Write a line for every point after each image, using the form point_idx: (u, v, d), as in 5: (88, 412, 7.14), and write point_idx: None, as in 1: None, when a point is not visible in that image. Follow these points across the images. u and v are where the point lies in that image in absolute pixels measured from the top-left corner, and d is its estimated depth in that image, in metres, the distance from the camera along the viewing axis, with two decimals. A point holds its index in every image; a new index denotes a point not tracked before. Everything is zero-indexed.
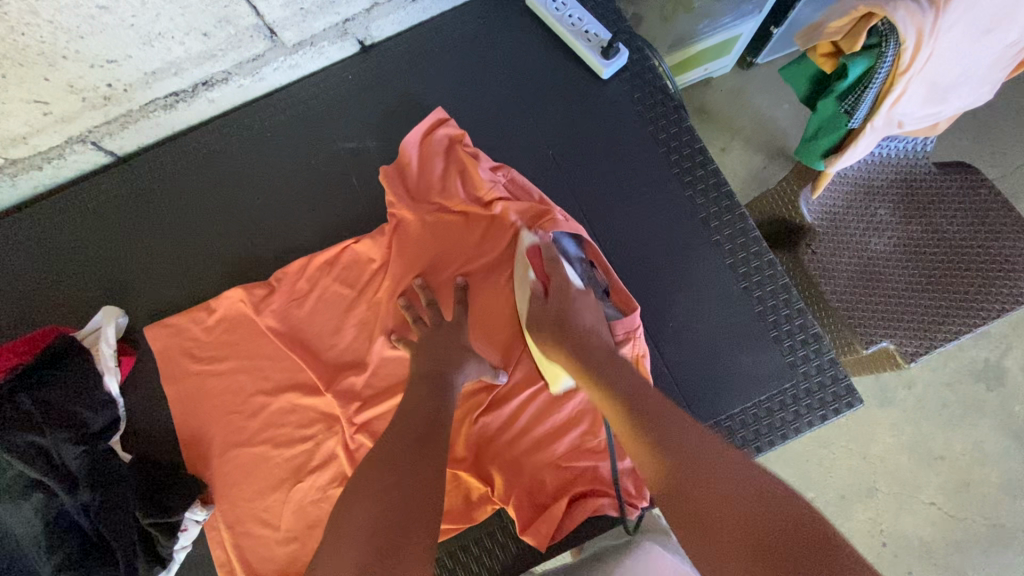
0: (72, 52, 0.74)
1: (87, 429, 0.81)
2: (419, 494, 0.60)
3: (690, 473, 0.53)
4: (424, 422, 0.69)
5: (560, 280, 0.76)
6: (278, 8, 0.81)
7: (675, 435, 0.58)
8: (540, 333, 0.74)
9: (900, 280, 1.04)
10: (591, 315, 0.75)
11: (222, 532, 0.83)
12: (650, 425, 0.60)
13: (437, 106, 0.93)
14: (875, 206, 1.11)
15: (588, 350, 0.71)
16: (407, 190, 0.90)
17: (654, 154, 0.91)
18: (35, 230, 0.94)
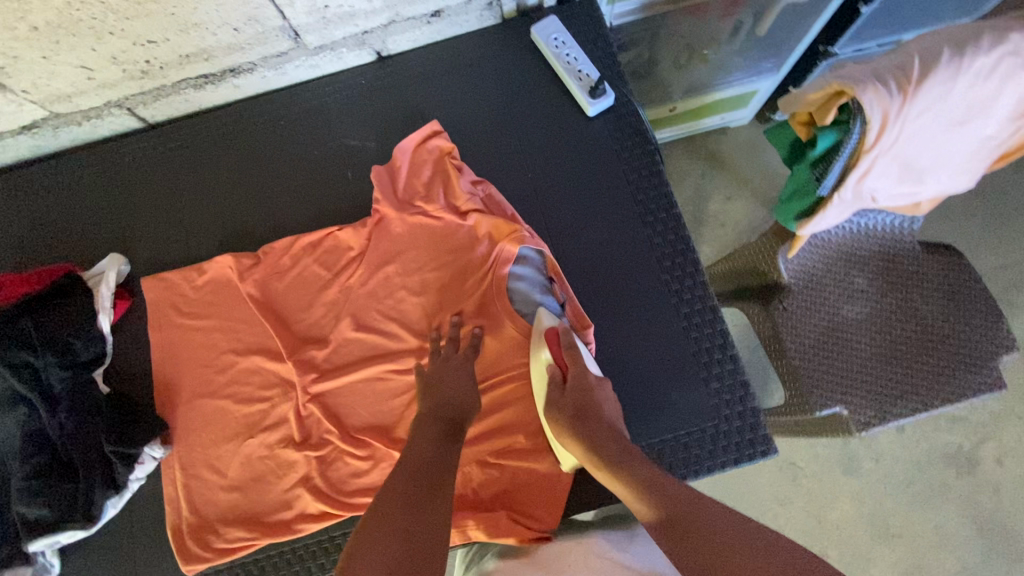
0: (119, 30, 0.85)
1: (76, 358, 0.91)
2: (429, 553, 0.61)
3: (706, 529, 0.58)
4: (430, 473, 0.72)
5: (577, 369, 0.80)
6: (302, 14, 0.91)
7: (697, 506, 0.61)
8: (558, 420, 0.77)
9: (862, 351, 1.13)
10: (606, 397, 0.79)
11: (175, 472, 0.91)
12: (667, 496, 0.63)
13: (433, 119, 1.02)
14: (853, 275, 1.19)
15: (600, 438, 0.73)
16: (394, 190, 0.98)
17: (623, 193, 0.97)
18: (68, 178, 1.06)
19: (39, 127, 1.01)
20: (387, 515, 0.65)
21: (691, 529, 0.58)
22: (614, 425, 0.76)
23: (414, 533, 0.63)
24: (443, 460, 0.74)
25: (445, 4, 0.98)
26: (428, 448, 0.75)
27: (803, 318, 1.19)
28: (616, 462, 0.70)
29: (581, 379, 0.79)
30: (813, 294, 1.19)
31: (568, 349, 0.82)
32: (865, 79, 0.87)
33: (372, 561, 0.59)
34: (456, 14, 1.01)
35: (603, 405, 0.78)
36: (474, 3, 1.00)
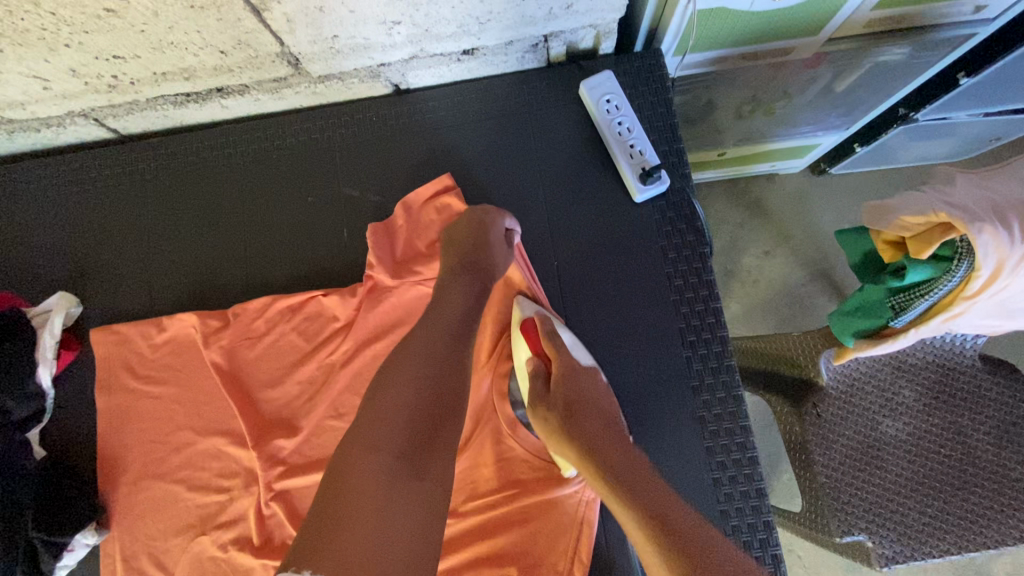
0: (75, 43, 0.69)
1: (8, 418, 0.78)
2: (446, 414, 0.62)
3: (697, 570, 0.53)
4: (455, 325, 0.68)
5: (562, 363, 0.74)
6: (305, 42, 0.74)
7: (694, 543, 0.56)
8: (549, 416, 0.72)
9: (904, 485, 0.87)
10: (598, 389, 0.74)
11: (114, 562, 0.79)
12: (657, 515, 0.59)
13: (447, 172, 0.87)
14: (901, 384, 0.92)
15: (600, 445, 0.68)
16: (393, 254, 0.83)
17: (664, 298, 0.81)
18: (21, 187, 0.91)
19: None
20: (407, 373, 0.63)
21: (704, 569, 0.53)
22: (612, 426, 0.70)
23: (433, 395, 0.62)
24: (461, 322, 0.69)
25: (481, 43, 0.81)
26: (448, 307, 0.69)
27: (833, 428, 0.92)
28: (619, 476, 0.64)
29: (565, 376, 0.73)
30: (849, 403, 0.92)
31: (549, 341, 0.75)
32: (981, 214, 0.71)
33: (392, 415, 0.60)
34: (493, 54, 0.84)
35: (592, 397, 0.72)
36: (515, 44, 0.83)
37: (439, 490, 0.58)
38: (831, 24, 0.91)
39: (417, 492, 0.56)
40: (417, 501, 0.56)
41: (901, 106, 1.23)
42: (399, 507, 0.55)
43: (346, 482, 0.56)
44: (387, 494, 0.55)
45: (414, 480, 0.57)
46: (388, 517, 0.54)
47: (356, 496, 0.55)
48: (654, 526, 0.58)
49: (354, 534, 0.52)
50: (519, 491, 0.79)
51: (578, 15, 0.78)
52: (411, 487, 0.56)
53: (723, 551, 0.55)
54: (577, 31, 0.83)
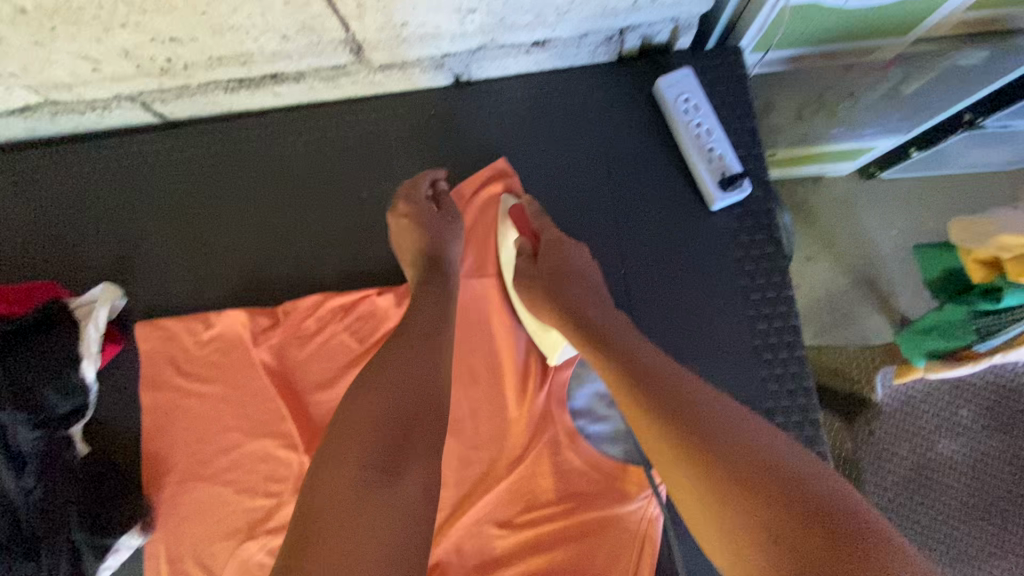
0: (132, 23, 0.65)
1: (50, 413, 0.75)
2: (426, 417, 0.57)
3: (686, 420, 0.49)
4: (426, 323, 0.65)
5: (548, 237, 0.75)
6: (372, 29, 0.70)
7: (677, 394, 0.52)
8: (532, 288, 0.72)
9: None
10: (583, 258, 0.74)
11: (159, 564, 0.77)
12: (633, 368, 0.57)
13: (502, 159, 0.82)
14: None
15: (580, 305, 0.67)
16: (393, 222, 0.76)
17: (739, 313, 0.77)
18: (63, 169, 0.88)
19: (34, 112, 0.83)
20: (379, 380, 0.59)
21: (689, 418, 0.49)
22: (594, 292, 0.70)
23: (408, 395, 0.58)
24: (436, 315, 0.66)
25: (554, 35, 0.76)
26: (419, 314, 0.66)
27: None
28: (597, 330, 0.64)
29: (550, 245, 0.74)
30: None
31: (535, 219, 0.78)
32: None
33: (368, 415, 0.56)
34: (564, 47, 0.79)
35: (575, 264, 0.72)
36: (590, 37, 0.78)
37: (426, 494, 0.52)
38: (923, 24, 0.86)
39: (396, 500, 0.50)
40: (405, 510, 0.50)
41: (967, 111, 1.04)
42: (374, 516, 0.49)
43: (317, 503, 0.50)
44: (364, 507, 0.49)
45: (390, 485, 0.51)
46: (369, 541, 0.48)
47: (326, 519, 0.49)
48: (634, 372, 0.56)
49: (323, 563, 0.46)
50: (577, 505, 0.74)
51: (662, 8, 0.73)
52: (387, 494, 0.50)
53: (709, 398, 0.51)
54: (655, 24, 0.78)
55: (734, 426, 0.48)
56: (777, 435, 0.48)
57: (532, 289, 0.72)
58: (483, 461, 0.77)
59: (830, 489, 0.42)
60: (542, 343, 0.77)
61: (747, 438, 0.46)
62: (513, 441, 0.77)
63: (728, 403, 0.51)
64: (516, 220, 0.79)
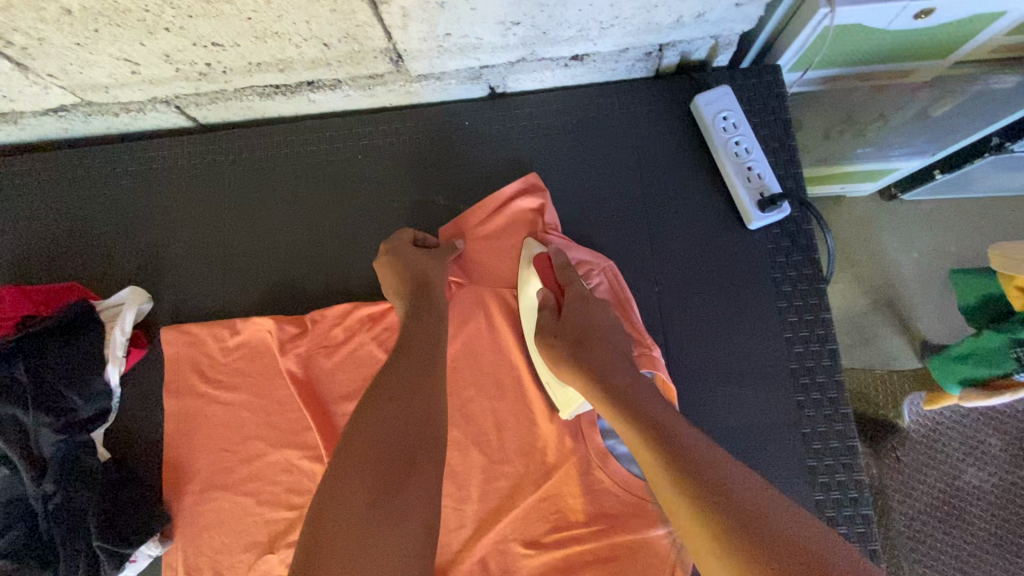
0: (176, 27, 0.65)
1: (74, 416, 0.75)
2: (423, 448, 0.57)
3: (722, 506, 0.44)
4: (426, 359, 0.64)
5: (574, 291, 0.70)
6: (415, 39, 0.69)
7: (709, 468, 0.47)
8: (550, 342, 0.67)
9: (985, 538, 0.93)
10: (609, 319, 0.69)
11: (177, 575, 0.75)
12: (660, 436, 0.52)
13: (532, 172, 0.82)
14: (982, 437, 0.98)
15: (600, 361, 0.64)
16: (397, 247, 0.74)
17: (775, 335, 0.75)
18: (92, 170, 0.88)
19: (68, 112, 0.83)
20: (380, 414, 0.58)
21: (711, 493, 0.45)
22: (618, 352, 0.65)
23: (408, 423, 0.58)
24: (433, 339, 0.67)
25: (594, 49, 0.76)
26: (417, 333, 0.67)
27: (914, 474, 0.96)
28: (617, 387, 0.60)
29: (577, 300, 0.69)
30: (929, 451, 0.97)
31: (562, 273, 0.72)
32: None
33: (369, 451, 0.55)
34: (602, 61, 0.79)
35: (597, 320, 0.68)
36: (629, 52, 0.78)
37: (424, 530, 0.52)
38: (963, 47, 0.85)
39: (397, 540, 0.51)
40: (403, 546, 0.50)
41: (995, 134, 1.03)
42: (374, 554, 0.49)
43: (319, 539, 0.49)
44: (365, 544, 0.49)
45: (390, 521, 0.51)
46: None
47: (328, 553, 0.48)
48: (665, 444, 0.51)
49: None
50: (606, 527, 0.72)
51: (705, 25, 0.73)
52: (388, 531, 0.50)
53: (743, 478, 0.47)
54: (695, 41, 0.77)
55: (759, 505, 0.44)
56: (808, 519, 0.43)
57: (550, 341, 0.67)
58: (509, 478, 0.76)
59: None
60: (556, 396, 0.73)
61: (793, 532, 0.41)
62: (540, 459, 0.76)
63: (759, 485, 0.46)
64: (540, 270, 0.74)
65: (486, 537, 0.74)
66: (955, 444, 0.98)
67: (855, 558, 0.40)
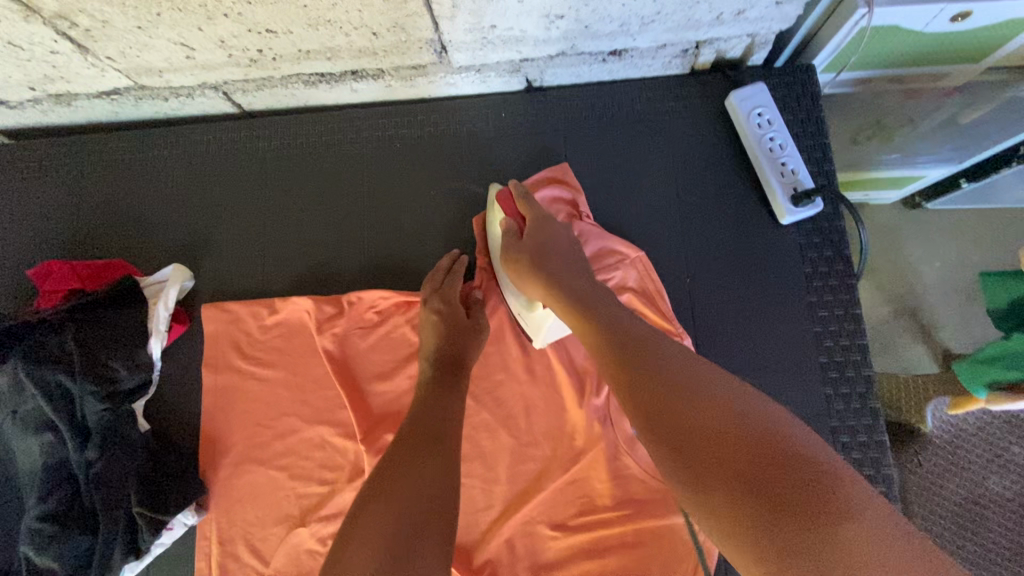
0: (235, 13, 0.67)
1: (117, 387, 0.78)
2: (440, 515, 0.54)
3: (669, 405, 0.48)
4: (441, 425, 0.63)
5: (535, 219, 0.72)
6: (460, 30, 0.72)
7: (657, 376, 0.51)
8: (515, 264, 0.70)
9: (1009, 546, 0.93)
10: (568, 238, 0.72)
11: (210, 544, 0.77)
12: (618, 349, 0.55)
13: (562, 163, 0.83)
14: (1011, 444, 0.97)
15: (564, 278, 0.66)
16: (438, 285, 0.77)
17: (804, 329, 0.76)
18: (139, 153, 0.91)
19: (120, 95, 0.86)
20: (393, 478, 0.56)
21: (668, 400, 0.48)
22: (577, 266, 0.68)
23: (419, 491, 0.55)
24: (451, 416, 0.65)
25: (633, 45, 0.78)
26: (435, 405, 0.65)
27: (939, 480, 0.96)
28: (582, 301, 0.63)
29: (537, 228, 0.71)
30: (955, 457, 0.97)
31: (524, 203, 0.74)
32: None
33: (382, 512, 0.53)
34: (640, 57, 0.81)
35: (560, 242, 0.71)
36: (667, 49, 0.79)
37: None
38: (996, 53, 0.86)
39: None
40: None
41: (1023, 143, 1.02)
42: None
43: None
44: None
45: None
46: None
47: None
48: (620, 355, 0.55)
49: None
50: (633, 512, 0.73)
51: (745, 23, 0.74)
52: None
53: (690, 372, 0.50)
54: (732, 40, 0.79)
55: (719, 396, 0.47)
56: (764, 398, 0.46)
57: (514, 261, 0.70)
58: (537, 462, 0.77)
59: (819, 463, 0.41)
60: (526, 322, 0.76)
61: (727, 416, 0.45)
62: (568, 444, 0.77)
63: (716, 377, 0.49)
64: (505, 202, 0.75)
65: (514, 518, 0.75)
66: (982, 451, 0.97)
67: (787, 428, 0.44)
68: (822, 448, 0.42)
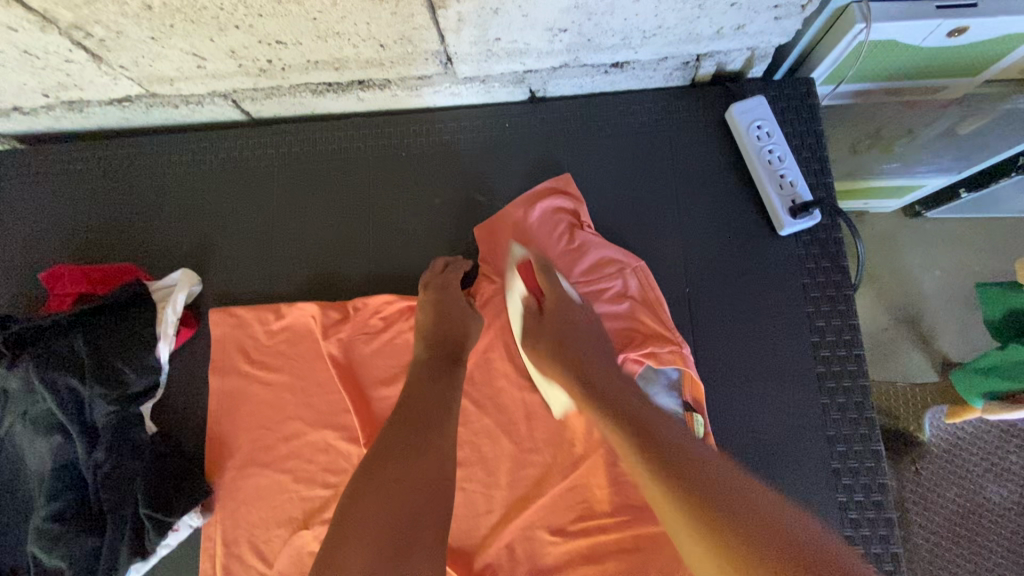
0: (246, 25, 0.69)
1: (125, 389, 0.79)
2: (430, 506, 0.57)
3: (698, 498, 0.50)
4: (431, 414, 0.64)
5: (556, 295, 0.73)
6: (466, 43, 0.73)
7: (687, 472, 0.52)
8: (539, 350, 0.71)
9: (1006, 556, 0.93)
10: (589, 316, 0.73)
11: (215, 546, 0.78)
12: (643, 444, 0.57)
13: (564, 172, 0.85)
14: (1006, 453, 0.98)
15: (590, 365, 0.68)
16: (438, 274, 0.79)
17: (802, 338, 0.77)
18: (148, 159, 0.93)
19: (131, 103, 0.88)
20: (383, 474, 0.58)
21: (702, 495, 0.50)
22: (598, 347, 0.70)
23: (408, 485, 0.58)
24: (441, 402, 0.66)
25: (634, 57, 0.79)
26: (425, 394, 0.66)
27: (935, 488, 0.97)
28: (610, 394, 0.64)
29: (559, 307, 0.72)
30: (952, 466, 0.98)
31: (544, 277, 0.74)
32: None
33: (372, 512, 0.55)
34: (642, 68, 0.82)
35: (581, 322, 0.71)
36: (668, 61, 0.81)
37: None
38: (993, 68, 0.88)
39: None
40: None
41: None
42: None
43: None
44: None
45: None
46: None
47: None
48: (644, 448, 0.56)
49: None
50: (631, 517, 0.74)
51: (745, 37, 0.76)
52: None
53: (717, 471, 0.53)
54: (732, 53, 0.80)
55: (750, 504, 0.49)
56: (796, 511, 0.49)
57: (537, 350, 0.72)
58: (537, 467, 0.78)
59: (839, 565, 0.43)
60: (547, 394, 0.77)
61: (766, 516, 0.48)
62: (568, 449, 0.78)
63: (746, 486, 0.51)
64: (526, 276, 0.77)
65: (514, 523, 0.76)
66: (979, 460, 0.98)
67: (822, 538, 0.46)
68: (848, 553, 0.45)
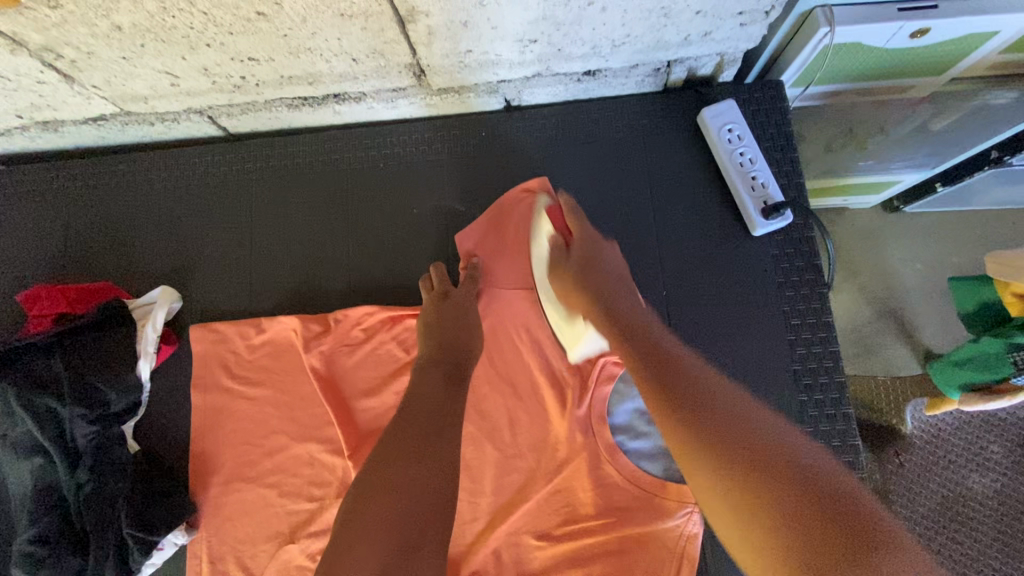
0: (217, 43, 0.69)
1: (106, 410, 0.79)
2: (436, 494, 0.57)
3: (706, 424, 0.49)
4: (441, 409, 0.64)
5: (583, 239, 0.72)
6: (438, 56, 0.74)
7: (704, 397, 0.51)
8: (562, 283, 0.71)
9: (994, 545, 0.95)
10: (615, 258, 0.72)
11: (201, 563, 0.78)
12: (659, 366, 0.56)
13: (541, 174, 0.86)
14: (986, 441, 1.00)
15: (612, 295, 0.66)
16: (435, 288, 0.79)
17: (779, 337, 0.78)
18: (126, 176, 0.92)
19: (106, 122, 0.88)
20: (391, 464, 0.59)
21: (711, 424, 0.49)
22: (625, 286, 0.68)
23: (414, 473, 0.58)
24: (448, 402, 0.65)
25: (605, 65, 0.80)
26: (431, 392, 0.66)
27: (919, 481, 0.98)
28: (626, 322, 0.63)
29: (584, 245, 0.71)
30: (934, 459, 0.99)
31: (573, 218, 0.74)
32: None
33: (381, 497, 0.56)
34: (613, 76, 0.83)
35: (608, 262, 0.70)
36: (639, 68, 0.82)
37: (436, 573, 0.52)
38: (959, 65, 0.89)
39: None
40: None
41: (993, 148, 1.04)
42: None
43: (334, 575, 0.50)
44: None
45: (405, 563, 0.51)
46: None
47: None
48: (656, 373, 0.56)
49: None
50: (616, 521, 0.74)
51: (712, 43, 0.77)
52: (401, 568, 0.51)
53: (727, 398, 0.51)
54: (702, 58, 0.82)
55: (756, 422, 0.48)
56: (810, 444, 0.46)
57: (561, 280, 0.71)
58: (521, 473, 0.78)
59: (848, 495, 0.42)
60: (563, 335, 0.77)
61: (772, 443, 0.46)
62: (552, 454, 0.78)
63: (767, 414, 0.49)
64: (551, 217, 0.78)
65: (500, 530, 0.76)
66: (959, 450, 1.00)
67: (833, 467, 0.44)
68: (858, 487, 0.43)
